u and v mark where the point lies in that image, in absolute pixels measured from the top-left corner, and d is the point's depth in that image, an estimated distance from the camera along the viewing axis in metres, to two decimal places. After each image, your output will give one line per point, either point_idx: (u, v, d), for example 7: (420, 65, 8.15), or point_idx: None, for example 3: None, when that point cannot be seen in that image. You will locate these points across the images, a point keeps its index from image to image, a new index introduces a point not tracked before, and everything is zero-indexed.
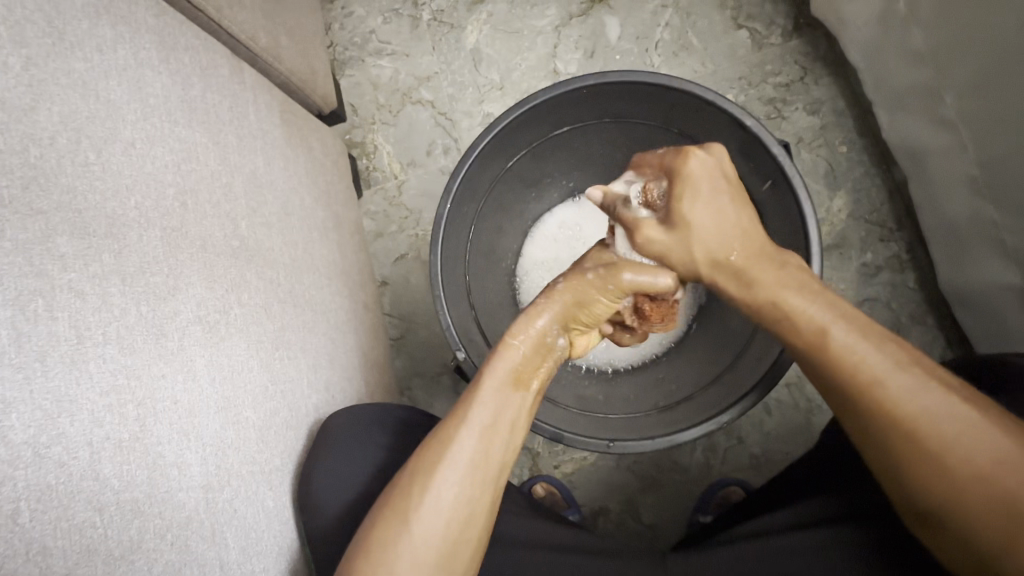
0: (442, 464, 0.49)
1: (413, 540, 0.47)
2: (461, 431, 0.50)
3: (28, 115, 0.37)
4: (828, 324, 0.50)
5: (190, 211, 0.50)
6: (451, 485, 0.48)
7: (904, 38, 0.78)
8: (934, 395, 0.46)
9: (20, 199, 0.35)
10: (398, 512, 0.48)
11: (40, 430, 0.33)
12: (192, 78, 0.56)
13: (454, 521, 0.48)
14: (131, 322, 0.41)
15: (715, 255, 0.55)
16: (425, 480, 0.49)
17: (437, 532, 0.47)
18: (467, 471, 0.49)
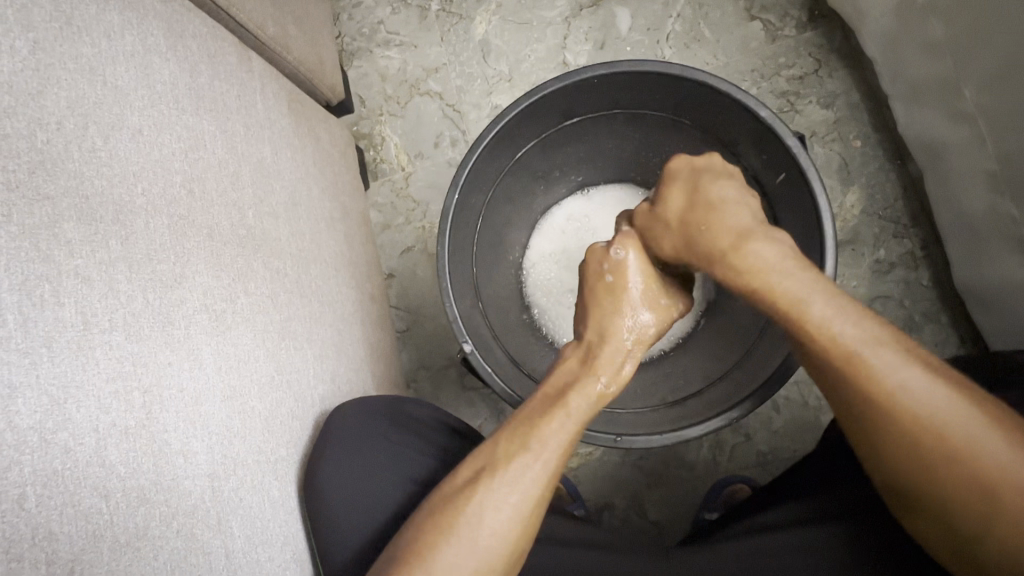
0: (511, 491, 0.49)
1: (466, 559, 0.47)
2: (538, 462, 0.50)
3: (35, 100, 0.37)
4: (806, 298, 0.48)
5: (197, 199, 0.50)
6: (516, 511, 0.48)
7: (922, 31, 0.77)
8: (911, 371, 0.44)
9: (27, 183, 0.35)
10: (446, 529, 0.48)
11: (47, 415, 0.33)
12: (200, 65, 0.56)
13: (512, 542, 0.48)
14: (137, 309, 0.40)
15: (693, 233, 0.54)
16: (485, 502, 0.48)
17: (495, 553, 0.47)
18: (534, 498, 0.49)
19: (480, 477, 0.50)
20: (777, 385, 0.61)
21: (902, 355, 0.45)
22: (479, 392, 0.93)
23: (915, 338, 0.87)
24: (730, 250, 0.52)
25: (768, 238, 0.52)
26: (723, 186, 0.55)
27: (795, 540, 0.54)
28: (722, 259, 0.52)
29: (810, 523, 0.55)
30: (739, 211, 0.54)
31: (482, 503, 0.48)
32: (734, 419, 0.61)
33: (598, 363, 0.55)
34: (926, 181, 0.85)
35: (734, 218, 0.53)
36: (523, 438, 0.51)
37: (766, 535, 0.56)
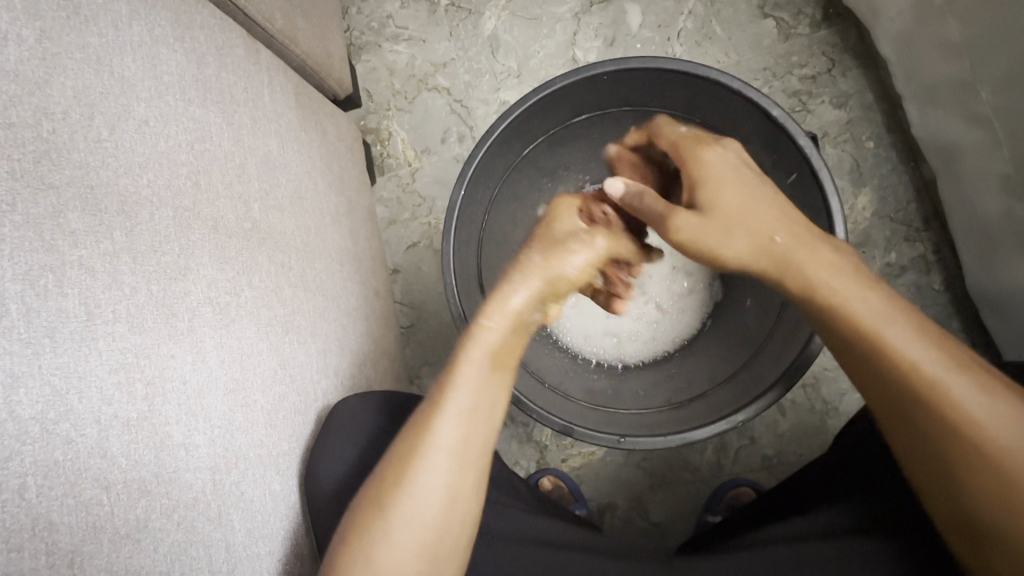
0: (428, 456, 0.45)
1: (392, 536, 0.44)
2: (455, 422, 0.47)
3: (41, 88, 0.37)
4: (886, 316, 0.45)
5: (202, 190, 0.50)
6: (439, 477, 0.45)
7: (939, 31, 0.75)
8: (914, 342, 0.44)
9: (32, 172, 0.35)
10: (376, 501, 0.45)
11: (49, 406, 0.33)
12: (208, 57, 0.56)
13: (442, 514, 0.45)
14: (141, 301, 0.40)
15: (759, 238, 0.50)
16: (406, 471, 0.45)
17: (418, 528, 0.44)
18: (454, 461, 0.46)
19: (401, 443, 0.47)
20: (787, 386, 0.60)
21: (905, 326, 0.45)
22: None
23: None
24: (806, 257, 0.48)
25: (821, 244, 0.49)
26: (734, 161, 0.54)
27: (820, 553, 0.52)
28: (789, 267, 0.49)
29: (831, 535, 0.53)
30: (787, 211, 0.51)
31: (405, 472, 0.45)
32: (740, 422, 0.61)
33: (489, 305, 0.50)
34: (940, 184, 0.84)
35: (781, 221, 0.50)
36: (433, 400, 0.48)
37: (786, 546, 0.53)
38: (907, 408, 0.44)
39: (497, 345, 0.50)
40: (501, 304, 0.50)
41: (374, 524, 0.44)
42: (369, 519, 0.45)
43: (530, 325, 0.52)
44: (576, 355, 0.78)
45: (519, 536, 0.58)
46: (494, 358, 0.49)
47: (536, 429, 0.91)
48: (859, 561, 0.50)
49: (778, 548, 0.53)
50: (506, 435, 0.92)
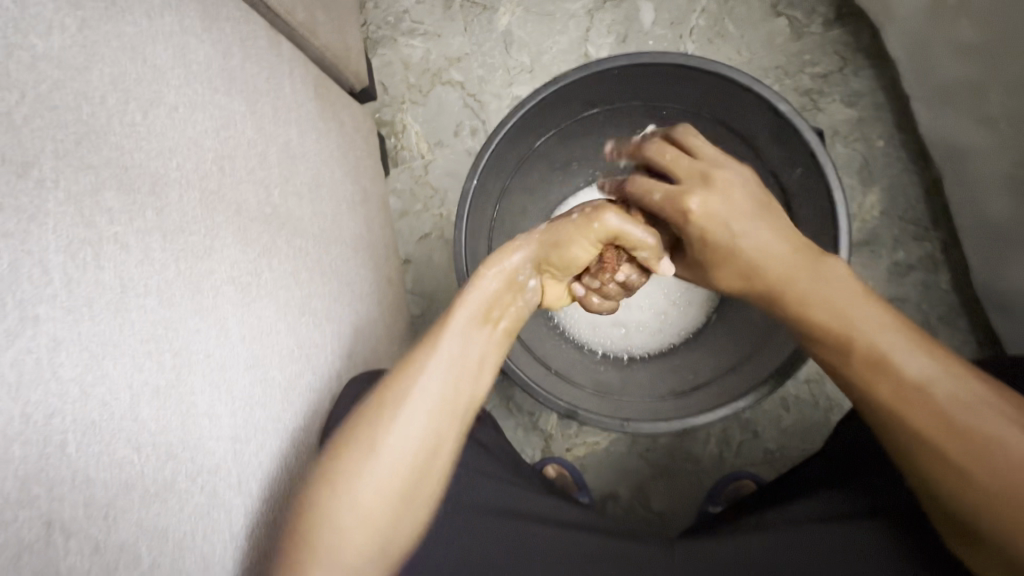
0: (413, 395, 0.47)
1: (368, 474, 0.44)
2: (445, 364, 0.49)
3: (81, 74, 0.39)
4: (867, 333, 0.46)
5: (226, 175, 0.52)
6: (424, 417, 0.46)
7: (952, 30, 0.75)
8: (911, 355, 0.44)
9: (73, 153, 0.37)
10: (356, 440, 0.46)
11: (87, 369, 0.35)
12: (232, 47, 0.58)
13: (423, 455, 0.46)
14: (170, 276, 0.43)
15: (748, 271, 0.54)
16: (393, 409, 0.46)
17: (396, 467, 0.45)
18: (438, 403, 0.47)
19: (385, 385, 0.48)
20: (787, 374, 0.61)
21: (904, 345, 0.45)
22: None
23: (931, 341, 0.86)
24: (800, 281, 0.51)
25: (820, 264, 0.51)
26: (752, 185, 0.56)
27: (824, 538, 0.52)
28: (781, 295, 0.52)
29: (836, 520, 0.53)
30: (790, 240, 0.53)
31: (388, 409, 0.46)
32: (743, 409, 0.62)
33: (488, 261, 0.56)
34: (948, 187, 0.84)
35: (775, 251, 0.53)
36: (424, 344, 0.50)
37: (791, 531, 0.54)
38: (884, 418, 0.45)
39: (491, 297, 0.54)
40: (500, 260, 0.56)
41: (350, 459, 0.45)
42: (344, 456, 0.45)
43: (525, 285, 0.58)
44: (583, 346, 0.80)
45: (522, 512, 0.58)
46: (488, 309, 0.54)
47: (541, 418, 0.93)
48: (855, 544, 0.51)
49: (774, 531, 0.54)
50: (512, 423, 0.94)
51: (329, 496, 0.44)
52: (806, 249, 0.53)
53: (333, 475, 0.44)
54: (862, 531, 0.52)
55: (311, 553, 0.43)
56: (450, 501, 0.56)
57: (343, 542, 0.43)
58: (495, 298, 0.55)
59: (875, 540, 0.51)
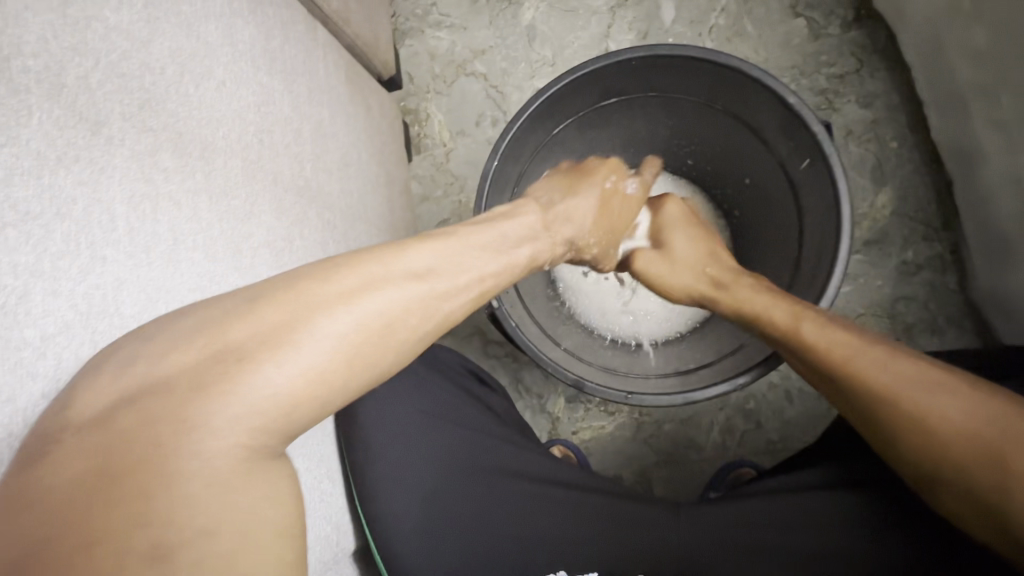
0: (397, 277, 0.43)
1: (343, 332, 0.38)
2: (444, 270, 0.47)
3: (145, 47, 0.43)
4: (801, 317, 0.56)
5: (265, 147, 0.56)
6: (402, 297, 0.42)
7: (967, 35, 0.77)
8: (829, 332, 0.53)
9: (136, 116, 0.41)
10: (325, 283, 0.40)
11: (144, 309, 0.39)
12: (274, 30, 0.62)
13: (383, 338, 0.41)
14: (215, 235, 0.47)
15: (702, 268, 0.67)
16: (396, 287, 0.42)
17: (373, 340, 0.40)
18: (419, 292, 0.44)
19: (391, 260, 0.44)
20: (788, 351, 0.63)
21: (819, 322, 0.55)
22: (500, 360, 0.98)
23: (936, 340, 0.87)
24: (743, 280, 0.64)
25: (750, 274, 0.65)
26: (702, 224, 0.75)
27: (821, 501, 0.55)
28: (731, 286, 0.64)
29: (834, 487, 0.56)
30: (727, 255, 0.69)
31: (386, 284, 0.42)
32: (745, 386, 0.64)
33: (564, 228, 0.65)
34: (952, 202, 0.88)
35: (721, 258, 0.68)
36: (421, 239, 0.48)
37: (790, 494, 0.57)
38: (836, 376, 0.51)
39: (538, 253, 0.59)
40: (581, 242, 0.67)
41: (329, 306, 0.38)
42: (305, 298, 0.38)
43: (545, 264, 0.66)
44: (593, 331, 0.83)
45: (535, 475, 0.61)
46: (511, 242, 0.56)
47: (548, 400, 0.96)
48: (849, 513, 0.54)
49: (775, 499, 0.57)
50: (520, 405, 0.97)
51: (268, 323, 0.37)
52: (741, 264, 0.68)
53: (306, 310, 0.38)
54: (855, 499, 0.55)
55: (211, 378, 0.34)
56: (461, 460, 0.59)
57: (260, 380, 0.35)
58: (524, 239, 0.57)
59: (866, 508, 0.54)
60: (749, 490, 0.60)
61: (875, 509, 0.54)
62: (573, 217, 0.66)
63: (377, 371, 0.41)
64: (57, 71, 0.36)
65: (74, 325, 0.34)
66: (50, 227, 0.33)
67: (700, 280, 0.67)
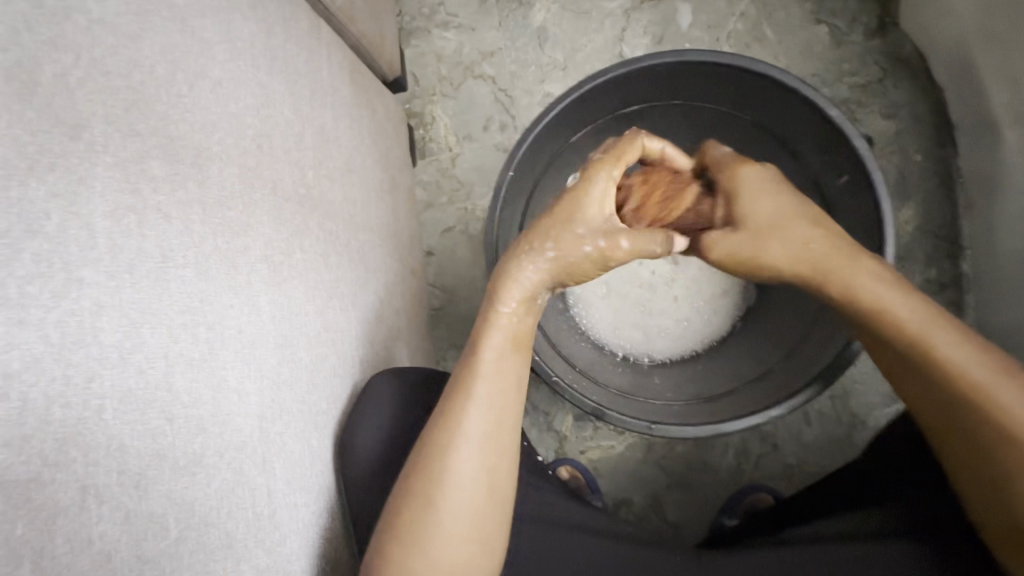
0: (452, 437, 0.50)
1: (456, 508, 0.49)
2: (479, 405, 0.51)
3: (133, 42, 0.39)
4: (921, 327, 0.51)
5: (264, 153, 0.52)
6: (480, 455, 0.51)
7: (1000, 52, 0.75)
8: (954, 347, 0.50)
9: (121, 118, 0.37)
10: (423, 485, 0.49)
11: (126, 336, 0.34)
12: (276, 27, 0.57)
13: (487, 493, 0.51)
14: (208, 250, 0.42)
15: (794, 248, 0.56)
16: (450, 446, 0.50)
17: (468, 499, 0.50)
18: (489, 444, 0.51)
19: (439, 414, 0.52)
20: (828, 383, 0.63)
21: (952, 334, 0.50)
22: None
23: None
24: (849, 267, 0.54)
25: (857, 252, 0.55)
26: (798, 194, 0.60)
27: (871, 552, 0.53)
28: (832, 272, 0.55)
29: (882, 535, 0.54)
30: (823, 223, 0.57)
31: (448, 446, 0.50)
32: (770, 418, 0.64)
33: (505, 293, 0.55)
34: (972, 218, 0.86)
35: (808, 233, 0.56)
36: (464, 387, 0.52)
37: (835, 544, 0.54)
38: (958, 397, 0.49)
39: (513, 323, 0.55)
40: (528, 292, 0.55)
41: (426, 494, 0.49)
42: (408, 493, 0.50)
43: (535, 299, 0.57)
44: (604, 347, 0.79)
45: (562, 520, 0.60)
46: (514, 344, 0.55)
47: (556, 419, 0.92)
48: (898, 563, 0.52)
49: (819, 549, 0.54)
50: (527, 422, 0.93)
51: (410, 540, 0.48)
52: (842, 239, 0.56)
53: (417, 504, 0.49)
54: (914, 549, 0.53)
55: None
56: None
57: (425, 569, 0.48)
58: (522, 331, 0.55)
59: (924, 559, 0.52)
60: (789, 535, 0.57)
61: (932, 560, 0.52)
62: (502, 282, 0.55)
63: (499, 513, 0.52)
64: (30, 67, 0.31)
65: (44, 358, 0.30)
66: (17, 245, 0.29)
67: (797, 262, 0.56)
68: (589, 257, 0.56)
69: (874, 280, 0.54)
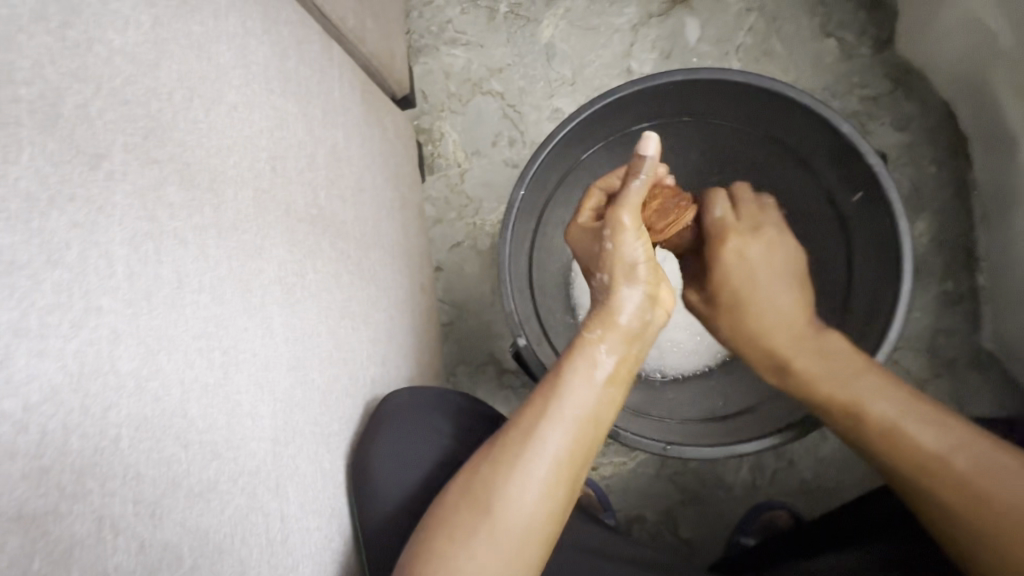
0: (522, 456, 0.49)
1: (496, 537, 0.47)
2: (553, 428, 0.50)
3: (152, 70, 0.39)
4: (873, 405, 0.54)
5: (278, 175, 0.52)
6: (542, 487, 0.49)
7: (1007, 70, 0.74)
8: (914, 426, 0.51)
9: (140, 146, 0.37)
10: (480, 502, 0.48)
11: (143, 363, 0.34)
12: (289, 50, 0.58)
13: (540, 521, 0.49)
14: (223, 274, 0.43)
15: (747, 332, 0.64)
16: (516, 466, 0.49)
17: (518, 529, 0.48)
18: (555, 472, 0.50)
19: (514, 428, 0.51)
20: None
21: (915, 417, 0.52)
22: (516, 390, 0.94)
23: (981, 375, 0.84)
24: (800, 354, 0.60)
25: (820, 344, 0.60)
26: (789, 252, 0.66)
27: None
28: (783, 356, 0.61)
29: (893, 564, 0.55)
30: (784, 312, 0.62)
31: (514, 461, 0.49)
32: (792, 437, 0.63)
33: (593, 322, 0.56)
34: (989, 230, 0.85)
35: (761, 318, 0.63)
36: (546, 405, 0.52)
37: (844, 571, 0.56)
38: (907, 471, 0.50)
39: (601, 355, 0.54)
40: (612, 316, 0.56)
41: (474, 515, 0.48)
42: (462, 505, 0.49)
43: (638, 338, 0.57)
44: None
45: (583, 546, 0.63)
46: (605, 377, 0.54)
47: None
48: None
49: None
50: None
51: (454, 543, 0.47)
52: (806, 331, 0.61)
53: (467, 518, 0.48)
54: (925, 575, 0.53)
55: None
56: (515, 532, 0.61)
57: None
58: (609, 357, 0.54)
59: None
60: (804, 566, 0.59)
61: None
62: (608, 308, 0.56)
63: (544, 541, 0.49)
64: (53, 99, 0.32)
65: (62, 390, 0.30)
66: (39, 277, 0.29)
67: (751, 347, 0.63)
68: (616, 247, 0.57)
69: (837, 366, 0.57)
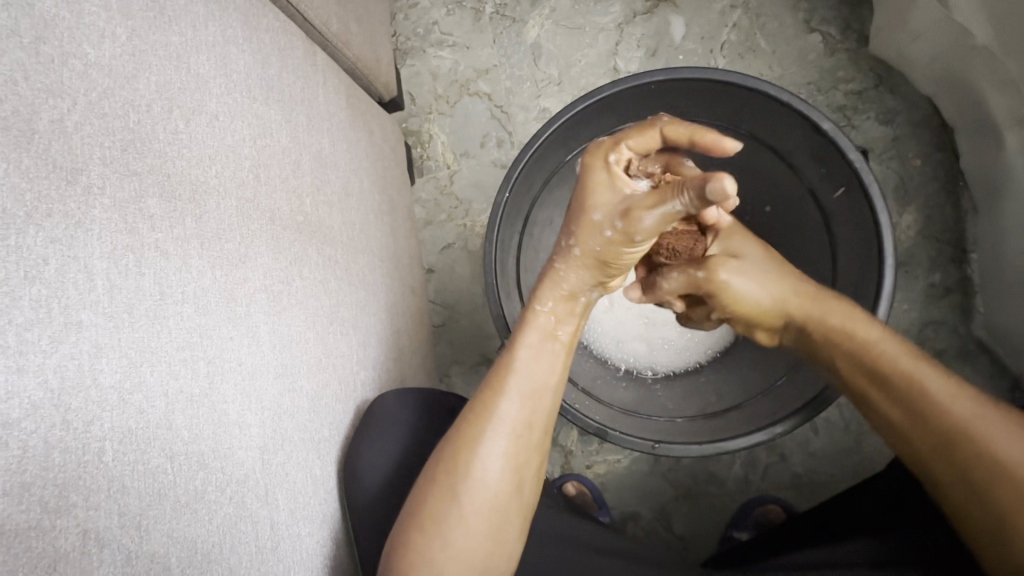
0: (481, 432, 0.50)
1: (464, 510, 0.49)
2: (505, 402, 0.52)
3: (129, 83, 0.39)
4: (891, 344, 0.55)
5: (262, 183, 0.52)
6: (503, 457, 0.50)
7: (985, 64, 0.76)
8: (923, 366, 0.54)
9: (119, 159, 0.37)
10: (444, 488, 0.49)
11: (125, 376, 0.34)
12: (271, 57, 0.58)
13: (506, 491, 0.50)
14: (206, 284, 0.43)
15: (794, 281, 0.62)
16: (470, 447, 0.50)
17: (485, 502, 0.50)
18: (516, 442, 0.51)
19: (466, 412, 0.52)
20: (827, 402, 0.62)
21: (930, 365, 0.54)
22: None
23: (970, 367, 0.85)
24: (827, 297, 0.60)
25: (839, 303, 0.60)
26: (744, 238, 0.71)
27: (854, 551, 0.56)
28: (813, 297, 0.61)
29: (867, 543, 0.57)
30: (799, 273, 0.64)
31: (471, 442, 0.50)
32: (777, 434, 0.63)
33: (541, 293, 0.56)
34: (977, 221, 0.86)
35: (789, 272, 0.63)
36: (495, 384, 0.53)
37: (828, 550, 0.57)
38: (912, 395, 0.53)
39: (552, 325, 0.56)
40: (558, 289, 0.56)
41: (434, 497, 0.49)
42: (429, 486, 0.50)
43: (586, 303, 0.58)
44: (607, 361, 0.79)
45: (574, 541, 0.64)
46: (554, 343, 0.56)
47: (561, 434, 0.91)
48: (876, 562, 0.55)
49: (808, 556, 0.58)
50: None
51: (424, 535, 0.49)
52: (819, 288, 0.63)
53: (436, 501, 0.49)
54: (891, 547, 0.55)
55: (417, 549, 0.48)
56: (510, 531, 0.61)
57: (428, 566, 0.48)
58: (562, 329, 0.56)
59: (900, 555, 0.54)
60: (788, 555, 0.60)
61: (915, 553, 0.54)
62: (546, 281, 0.57)
63: (519, 504, 0.52)
64: (27, 115, 0.32)
65: (43, 405, 0.30)
66: (16, 293, 0.30)
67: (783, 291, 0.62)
68: (612, 241, 0.53)
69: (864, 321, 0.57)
